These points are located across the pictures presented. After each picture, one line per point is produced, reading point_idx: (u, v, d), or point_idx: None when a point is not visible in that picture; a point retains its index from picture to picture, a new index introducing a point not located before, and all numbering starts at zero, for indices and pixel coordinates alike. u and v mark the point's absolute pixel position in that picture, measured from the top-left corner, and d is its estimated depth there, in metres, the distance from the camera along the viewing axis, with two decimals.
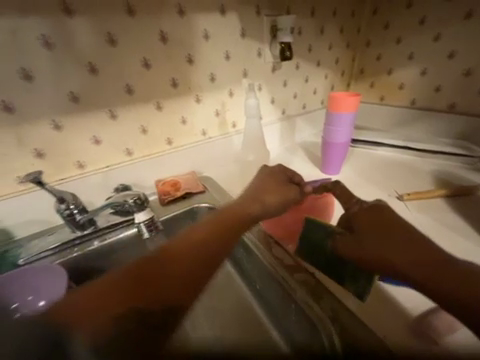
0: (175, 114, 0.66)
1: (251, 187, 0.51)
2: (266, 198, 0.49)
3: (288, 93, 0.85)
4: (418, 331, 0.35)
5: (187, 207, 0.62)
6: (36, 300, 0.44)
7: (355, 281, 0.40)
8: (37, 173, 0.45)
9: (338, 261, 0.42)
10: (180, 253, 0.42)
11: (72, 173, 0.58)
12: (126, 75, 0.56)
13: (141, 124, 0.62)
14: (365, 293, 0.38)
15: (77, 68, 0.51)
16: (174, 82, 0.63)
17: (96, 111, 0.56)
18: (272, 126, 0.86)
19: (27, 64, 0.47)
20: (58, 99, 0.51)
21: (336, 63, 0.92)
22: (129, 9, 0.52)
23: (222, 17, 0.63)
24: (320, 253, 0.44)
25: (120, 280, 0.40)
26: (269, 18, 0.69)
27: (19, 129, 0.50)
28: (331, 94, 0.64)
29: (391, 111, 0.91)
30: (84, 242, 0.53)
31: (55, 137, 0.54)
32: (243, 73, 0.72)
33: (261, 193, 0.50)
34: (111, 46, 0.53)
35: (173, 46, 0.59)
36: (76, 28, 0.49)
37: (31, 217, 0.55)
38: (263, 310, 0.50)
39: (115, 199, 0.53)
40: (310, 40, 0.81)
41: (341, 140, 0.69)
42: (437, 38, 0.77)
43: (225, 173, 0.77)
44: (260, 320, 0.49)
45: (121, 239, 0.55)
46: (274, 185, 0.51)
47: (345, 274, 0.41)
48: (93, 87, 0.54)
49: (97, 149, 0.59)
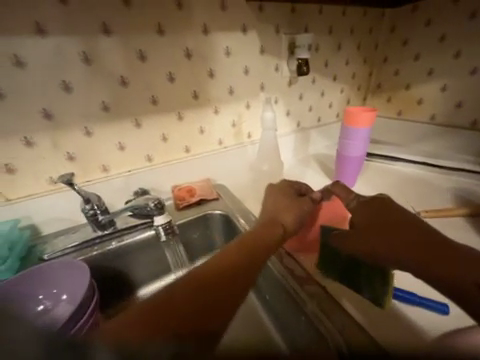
0: (194, 124, 0.70)
1: (265, 208, 0.50)
2: (284, 218, 0.47)
3: (304, 106, 0.87)
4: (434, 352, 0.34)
5: (201, 214, 0.64)
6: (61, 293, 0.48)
7: (372, 287, 0.40)
8: (69, 175, 0.49)
9: (355, 269, 0.42)
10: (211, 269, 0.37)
11: (97, 176, 0.62)
12: (152, 87, 0.61)
13: (162, 132, 0.66)
14: (382, 299, 0.40)
15: (110, 81, 0.56)
16: (195, 95, 0.66)
17: (123, 119, 0.60)
18: (287, 138, 0.87)
19: (68, 77, 0.52)
20: (91, 108, 0.56)
21: (352, 77, 0.93)
22: (159, 29, 0.57)
23: (243, 35, 0.66)
24: (337, 261, 0.43)
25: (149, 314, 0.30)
26: (288, 35, 0.73)
27: (55, 134, 0.55)
28: (346, 109, 0.65)
29: (409, 125, 0.90)
30: (103, 242, 0.56)
31: (85, 142, 0.58)
32: (260, 87, 0.75)
33: (278, 214, 0.47)
34: (141, 61, 0.58)
35: (196, 62, 0.63)
36: (111, 45, 0.54)
37: (57, 215, 0.59)
38: (271, 321, 0.50)
39: (136, 202, 0.56)
40: (327, 56, 0.83)
41: (356, 153, 0.68)
42: (457, 55, 0.76)
43: (239, 182, 0.79)
44: (268, 332, 0.49)
45: (137, 240, 0.57)
46: (287, 203, 0.49)
47: (362, 282, 0.41)
48: (122, 98, 0.58)
49: (121, 155, 0.63)
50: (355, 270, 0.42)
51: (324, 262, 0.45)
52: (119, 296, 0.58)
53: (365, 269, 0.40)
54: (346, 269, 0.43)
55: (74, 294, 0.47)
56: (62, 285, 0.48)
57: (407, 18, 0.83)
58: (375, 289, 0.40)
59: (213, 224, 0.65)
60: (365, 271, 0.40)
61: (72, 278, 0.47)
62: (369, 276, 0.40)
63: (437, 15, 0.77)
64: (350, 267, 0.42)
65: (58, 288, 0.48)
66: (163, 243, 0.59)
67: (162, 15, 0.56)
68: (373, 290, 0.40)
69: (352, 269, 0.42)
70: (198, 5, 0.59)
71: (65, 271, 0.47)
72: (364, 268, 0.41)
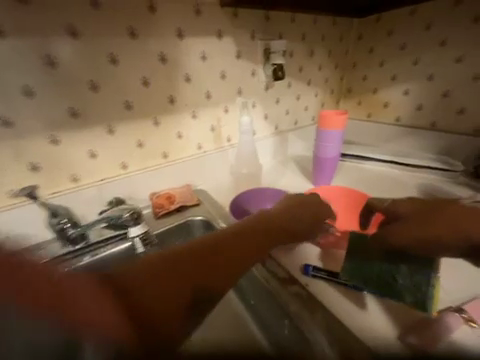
0: (171, 128, 0.68)
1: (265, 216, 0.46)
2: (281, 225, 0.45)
3: (281, 109, 0.89)
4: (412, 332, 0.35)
5: (181, 221, 0.62)
6: None
7: (415, 290, 0.36)
8: (31, 188, 0.48)
9: (393, 272, 0.38)
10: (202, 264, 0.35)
11: (67, 186, 0.58)
12: (126, 92, 0.58)
13: (138, 138, 0.64)
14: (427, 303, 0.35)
15: (78, 86, 0.53)
16: (172, 99, 0.65)
17: (95, 126, 0.57)
18: (266, 141, 0.89)
19: (29, 81, 0.48)
20: (57, 114, 0.52)
21: (325, 82, 0.97)
22: (130, 32, 0.55)
23: (218, 40, 0.67)
24: (370, 266, 0.39)
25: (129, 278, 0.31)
26: (263, 41, 0.74)
27: (15, 143, 0.50)
28: (321, 112, 0.67)
29: (377, 127, 0.96)
30: (75, 257, 0.52)
31: (52, 151, 0.54)
32: (237, 91, 0.76)
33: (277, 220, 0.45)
34: (112, 65, 0.55)
35: (171, 66, 0.62)
36: (79, 48, 0.51)
37: (20, 231, 0.54)
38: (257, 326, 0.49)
39: (110, 213, 0.54)
40: (301, 61, 0.86)
41: (331, 155, 0.71)
42: (416, 62, 0.83)
43: (220, 186, 0.79)
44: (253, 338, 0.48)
45: (113, 253, 0.54)
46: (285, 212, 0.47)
47: (401, 289, 0.36)
48: (92, 103, 0.55)
49: (93, 162, 0.60)
50: (399, 266, 0.38)
51: (358, 260, 0.40)
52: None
53: (409, 264, 0.37)
54: (387, 267, 0.38)
55: None
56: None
57: (371, 28, 0.90)
58: (422, 290, 0.35)
59: (195, 231, 0.64)
60: (408, 267, 0.37)
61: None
62: (416, 273, 0.36)
63: (397, 26, 0.84)
64: (391, 263, 0.38)
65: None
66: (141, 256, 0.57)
67: (134, 19, 0.54)
68: (423, 291, 0.35)
69: (394, 267, 0.38)
70: (171, 10, 0.58)
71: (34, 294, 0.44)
72: (406, 263, 0.38)
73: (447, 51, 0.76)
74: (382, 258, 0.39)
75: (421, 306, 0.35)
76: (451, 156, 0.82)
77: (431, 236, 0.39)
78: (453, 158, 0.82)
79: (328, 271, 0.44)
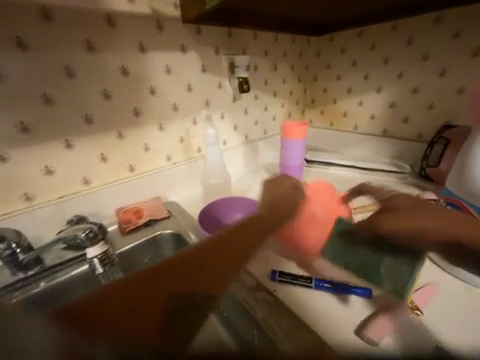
0: (138, 141, 0.67)
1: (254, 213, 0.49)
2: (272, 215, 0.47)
3: (250, 120, 0.93)
4: (365, 327, 0.38)
5: (150, 235, 0.61)
6: None
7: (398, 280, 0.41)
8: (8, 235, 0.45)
9: (375, 261, 0.43)
10: (183, 268, 0.36)
11: (18, 207, 0.53)
12: (86, 106, 0.57)
13: (100, 152, 0.61)
14: (405, 291, 0.40)
15: (29, 100, 0.50)
16: (136, 112, 0.64)
17: (51, 141, 0.54)
18: (236, 150, 0.91)
19: None
20: (5, 130, 0.49)
21: (290, 94, 1.04)
22: (88, 45, 0.54)
23: (182, 54, 0.68)
24: (357, 251, 0.46)
25: (108, 292, 0.30)
26: (227, 56, 0.77)
27: None
28: (283, 124, 0.71)
29: (338, 134, 1.05)
30: (27, 285, 0.47)
31: (0, 170, 0.50)
32: (205, 103, 0.77)
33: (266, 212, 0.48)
34: (69, 79, 0.53)
35: (135, 79, 0.62)
36: (30, 61, 0.48)
37: None
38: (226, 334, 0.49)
39: (65, 234, 0.49)
40: (265, 75, 0.91)
41: (295, 163, 0.75)
42: (366, 77, 0.92)
43: (191, 197, 0.78)
44: None
45: (72, 276, 0.50)
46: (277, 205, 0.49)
47: (385, 278, 0.42)
48: (46, 118, 0.52)
49: (50, 180, 0.56)
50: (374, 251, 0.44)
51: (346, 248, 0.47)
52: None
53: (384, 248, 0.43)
54: (373, 252, 0.44)
55: None
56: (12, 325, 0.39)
57: (327, 46, 0.99)
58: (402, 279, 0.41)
59: (165, 245, 0.62)
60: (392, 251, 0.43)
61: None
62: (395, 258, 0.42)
63: (348, 45, 0.93)
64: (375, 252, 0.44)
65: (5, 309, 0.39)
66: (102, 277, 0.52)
67: (91, 32, 0.53)
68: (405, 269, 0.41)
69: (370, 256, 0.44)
70: (132, 24, 0.58)
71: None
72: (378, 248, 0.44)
73: (390, 67, 0.86)
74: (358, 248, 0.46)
75: (397, 293, 0.41)
76: (401, 159, 0.92)
77: (421, 229, 0.41)
78: (402, 161, 0.91)
79: (292, 275, 0.46)
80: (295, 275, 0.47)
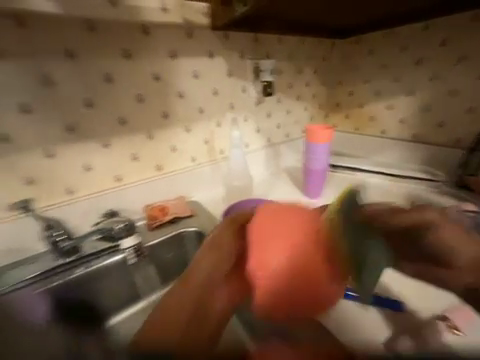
0: (166, 142, 0.71)
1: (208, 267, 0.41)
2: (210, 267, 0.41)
3: (272, 123, 0.93)
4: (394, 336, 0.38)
5: (175, 232, 0.63)
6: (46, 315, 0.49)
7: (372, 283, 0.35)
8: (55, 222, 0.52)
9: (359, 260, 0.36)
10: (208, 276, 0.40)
11: (60, 199, 0.59)
12: (121, 109, 0.61)
13: (132, 152, 0.66)
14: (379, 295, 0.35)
15: (75, 103, 0.55)
16: (165, 115, 0.68)
17: (91, 141, 0.59)
18: (258, 153, 0.92)
19: (27, 99, 0.50)
20: (54, 129, 0.54)
21: (314, 97, 1.03)
22: (126, 54, 0.58)
23: (209, 59, 0.71)
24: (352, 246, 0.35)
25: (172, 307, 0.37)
26: (252, 61, 0.79)
27: (10, 158, 0.51)
28: (308, 127, 0.71)
29: (364, 139, 1.01)
30: (66, 270, 0.51)
31: (48, 166, 0.56)
32: (229, 107, 0.79)
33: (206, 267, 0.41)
34: (109, 84, 0.58)
35: (165, 84, 0.66)
36: (77, 69, 0.54)
37: (11, 244, 0.53)
38: None
39: (103, 225, 0.57)
40: (289, 79, 0.91)
41: (317, 167, 0.74)
42: (396, 79, 0.88)
43: (213, 198, 0.80)
44: None
45: (105, 266, 0.54)
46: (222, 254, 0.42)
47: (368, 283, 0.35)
48: (87, 119, 0.58)
49: (88, 176, 0.61)
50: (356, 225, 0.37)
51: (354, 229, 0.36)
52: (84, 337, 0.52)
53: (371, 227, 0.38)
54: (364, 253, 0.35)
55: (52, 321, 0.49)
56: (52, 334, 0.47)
57: (353, 48, 0.97)
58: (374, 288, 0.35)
59: (188, 243, 0.64)
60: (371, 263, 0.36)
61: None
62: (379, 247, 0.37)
63: (377, 47, 0.90)
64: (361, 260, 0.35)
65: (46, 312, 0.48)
66: (133, 268, 0.58)
67: (129, 41, 0.58)
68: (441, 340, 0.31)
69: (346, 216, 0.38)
70: (165, 34, 0.62)
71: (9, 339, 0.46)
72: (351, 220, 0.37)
73: (423, 69, 0.82)
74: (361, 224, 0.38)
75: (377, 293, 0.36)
76: (434, 166, 0.86)
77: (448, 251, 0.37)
78: (436, 168, 0.85)
79: None
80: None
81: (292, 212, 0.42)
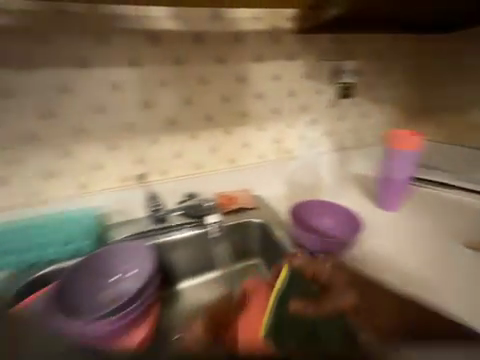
0: (240, 138, 0.78)
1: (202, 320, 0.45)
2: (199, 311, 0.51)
3: (346, 126, 0.89)
4: None
5: (241, 220, 0.70)
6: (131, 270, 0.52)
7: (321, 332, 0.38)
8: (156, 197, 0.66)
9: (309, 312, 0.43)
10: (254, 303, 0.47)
11: (156, 178, 0.73)
12: (209, 107, 0.71)
13: (212, 145, 0.76)
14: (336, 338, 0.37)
15: (178, 101, 0.68)
16: (243, 114, 0.75)
17: (183, 133, 0.71)
18: (326, 157, 0.89)
19: (147, 97, 0.65)
20: (161, 121, 0.68)
21: (398, 100, 0.92)
22: (220, 59, 0.68)
23: (291, 63, 0.74)
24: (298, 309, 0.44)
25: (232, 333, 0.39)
26: (332, 63, 0.78)
27: (130, 142, 0.67)
28: (391, 132, 0.67)
29: (460, 151, 0.86)
30: (157, 233, 0.65)
31: (153, 151, 0.70)
32: (303, 108, 0.81)
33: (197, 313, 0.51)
34: (203, 85, 0.69)
35: (248, 85, 0.72)
36: (182, 74, 0.66)
37: (119, 207, 0.69)
38: None
39: (192, 202, 0.70)
40: (371, 80, 0.85)
41: (399, 177, 0.69)
42: None
43: (275, 195, 0.83)
44: None
45: (184, 237, 0.65)
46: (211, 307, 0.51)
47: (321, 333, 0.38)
48: (184, 114, 0.70)
49: (177, 162, 0.74)
50: (305, 301, 0.46)
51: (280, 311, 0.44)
52: (162, 291, 0.64)
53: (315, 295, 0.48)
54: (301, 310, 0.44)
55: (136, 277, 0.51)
56: (122, 294, 0.49)
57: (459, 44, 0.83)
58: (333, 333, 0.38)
59: (251, 232, 0.70)
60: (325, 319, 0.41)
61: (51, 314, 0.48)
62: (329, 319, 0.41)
63: None
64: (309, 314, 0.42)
65: (114, 277, 0.52)
66: (211, 241, 0.68)
67: (224, 49, 0.67)
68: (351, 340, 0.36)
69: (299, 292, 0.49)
70: (253, 40, 0.69)
71: (77, 322, 0.46)
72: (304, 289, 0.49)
73: None
74: (310, 289, 0.49)
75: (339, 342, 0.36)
76: None
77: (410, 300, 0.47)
78: None
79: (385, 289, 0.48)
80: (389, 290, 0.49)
81: (259, 297, 0.50)
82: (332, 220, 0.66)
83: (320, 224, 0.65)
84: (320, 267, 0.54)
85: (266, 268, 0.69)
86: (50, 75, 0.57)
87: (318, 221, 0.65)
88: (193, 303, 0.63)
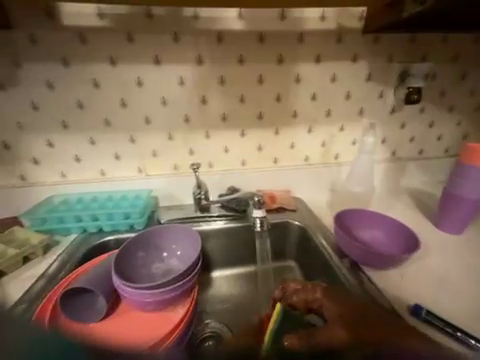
0: (288, 139, 0.77)
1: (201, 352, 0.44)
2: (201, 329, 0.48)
3: (405, 135, 0.81)
4: None
5: (281, 220, 0.70)
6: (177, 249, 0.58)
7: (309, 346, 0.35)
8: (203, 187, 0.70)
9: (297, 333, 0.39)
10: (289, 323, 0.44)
11: (203, 170, 0.77)
12: (262, 105, 0.72)
13: (259, 143, 0.77)
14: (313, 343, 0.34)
15: (233, 98, 0.71)
16: (294, 114, 0.74)
17: (233, 129, 0.74)
18: (378, 166, 0.83)
19: (205, 93, 0.69)
20: (215, 116, 0.72)
21: (475, 110, 0.81)
22: (279, 59, 0.68)
23: (352, 64, 0.71)
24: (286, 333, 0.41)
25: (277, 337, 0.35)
26: (400, 65, 0.72)
27: (185, 134, 0.73)
28: (469, 145, 0.58)
29: None
30: (199, 220, 0.69)
31: (204, 143, 0.74)
32: (358, 112, 0.76)
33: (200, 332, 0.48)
34: (259, 84, 0.70)
35: (303, 85, 0.71)
36: (240, 72, 0.68)
37: (169, 193, 0.75)
38: None
39: (241, 195, 0.71)
40: (444, 85, 0.76)
41: (472, 196, 0.59)
42: None
43: (317, 200, 0.81)
44: None
45: (223, 228, 0.68)
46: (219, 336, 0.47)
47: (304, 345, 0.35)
48: (237, 111, 0.72)
49: (225, 156, 0.77)
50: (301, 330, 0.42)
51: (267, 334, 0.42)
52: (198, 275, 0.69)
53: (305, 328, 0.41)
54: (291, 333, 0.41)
55: (182, 256, 0.57)
56: (170, 268, 0.57)
57: None
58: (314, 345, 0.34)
59: (289, 233, 0.70)
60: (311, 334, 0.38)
61: (92, 302, 0.47)
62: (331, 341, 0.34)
63: None
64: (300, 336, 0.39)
65: (161, 254, 0.58)
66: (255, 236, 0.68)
67: (284, 48, 0.67)
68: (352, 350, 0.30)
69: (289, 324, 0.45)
70: (315, 40, 0.68)
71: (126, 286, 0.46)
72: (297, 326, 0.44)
73: None
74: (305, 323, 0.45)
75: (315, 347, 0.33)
76: None
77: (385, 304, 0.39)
78: None
79: (445, 322, 0.41)
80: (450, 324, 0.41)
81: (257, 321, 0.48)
82: (375, 233, 0.62)
83: (360, 237, 0.62)
84: (311, 296, 0.47)
85: (301, 272, 0.67)
86: (130, 70, 0.65)
87: (361, 230, 0.62)
88: (226, 292, 0.66)
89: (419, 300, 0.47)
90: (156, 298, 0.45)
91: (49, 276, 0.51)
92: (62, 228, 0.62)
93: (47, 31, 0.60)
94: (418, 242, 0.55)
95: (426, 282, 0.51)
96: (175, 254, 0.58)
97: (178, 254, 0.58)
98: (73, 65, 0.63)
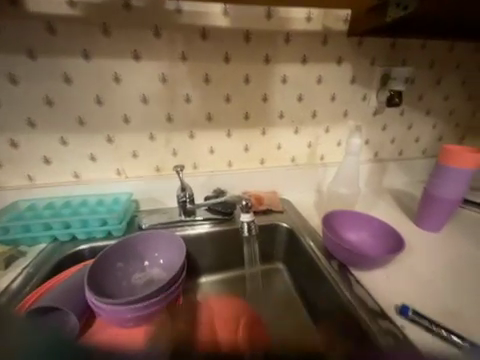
0: (274, 140, 0.76)
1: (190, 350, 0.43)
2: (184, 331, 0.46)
3: (387, 137, 0.84)
4: None
5: (268, 222, 0.69)
6: (160, 257, 0.55)
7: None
8: (188, 190, 0.66)
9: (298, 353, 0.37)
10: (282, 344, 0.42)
11: (188, 171, 0.74)
12: (248, 105, 0.71)
13: (246, 143, 0.75)
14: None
15: (218, 97, 0.68)
16: (281, 115, 0.74)
17: (219, 129, 0.72)
18: (361, 167, 0.85)
19: (189, 91, 0.66)
20: (199, 116, 0.69)
21: (450, 113, 0.85)
22: (265, 58, 0.67)
23: (337, 66, 0.71)
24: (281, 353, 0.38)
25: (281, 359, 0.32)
26: (381, 69, 0.74)
27: (168, 134, 0.69)
28: (444, 147, 0.61)
29: None
30: (184, 225, 0.66)
31: (188, 143, 0.71)
32: (343, 114, 0.77)
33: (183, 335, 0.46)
34: (245, 83, 0.68)
35: (290, 86, 0.71)
36: (227, 69, 0.66)
37: (152, 196, 0.71)
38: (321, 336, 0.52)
39: (228, 198, 0.68)
40: (422, 89, 0.79)
41: (449, 196, 0.62)
42: None
43: (303, 201, 0.81)
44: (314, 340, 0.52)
45: (209, 232, 0.65)
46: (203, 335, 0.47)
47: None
48: (223, 110, 0.70)
49: (210, 157, 0.74)
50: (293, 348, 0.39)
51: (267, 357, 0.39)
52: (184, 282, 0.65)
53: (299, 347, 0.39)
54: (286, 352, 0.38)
55: (166, 265, 0.54)
56: (152, 279, 0.53)
57: None
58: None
59: (277, 236, 0.69)
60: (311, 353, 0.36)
61: (64, 320, 0.42)
62: None
63: None
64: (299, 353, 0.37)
65: (142, 264, 0.54)
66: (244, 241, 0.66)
67: (270, 48, 0.66)
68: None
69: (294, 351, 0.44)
70: (302, 41, 0.67)
71: (99, 302, 0.41)
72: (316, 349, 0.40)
73: None
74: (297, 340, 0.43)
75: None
76: None
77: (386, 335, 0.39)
78: None
79: (431, 320, 0.42)
80: (435, 322, 0.42)
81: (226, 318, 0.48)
82: (360, 234, 0.63)
83: (347, 238, 0.62)
84: None
85: (288, 274, 0.67)
86: (106, 65, 0.60)
87: (348, 231, 0.63)
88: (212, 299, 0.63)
89: (405, 299, 0.48)
90: (134, 313, 0.41)
91: (12, 293, 0.45)
92: (29, 237, 0.56)
93: (9, 19, 0.54)
94: (403, 241, 0.55)
95: (409, 281, 0.52)
96: (159, 263, 0.54)
97: (161, 264, 0.54)
98: (40, 57, 0.57)
